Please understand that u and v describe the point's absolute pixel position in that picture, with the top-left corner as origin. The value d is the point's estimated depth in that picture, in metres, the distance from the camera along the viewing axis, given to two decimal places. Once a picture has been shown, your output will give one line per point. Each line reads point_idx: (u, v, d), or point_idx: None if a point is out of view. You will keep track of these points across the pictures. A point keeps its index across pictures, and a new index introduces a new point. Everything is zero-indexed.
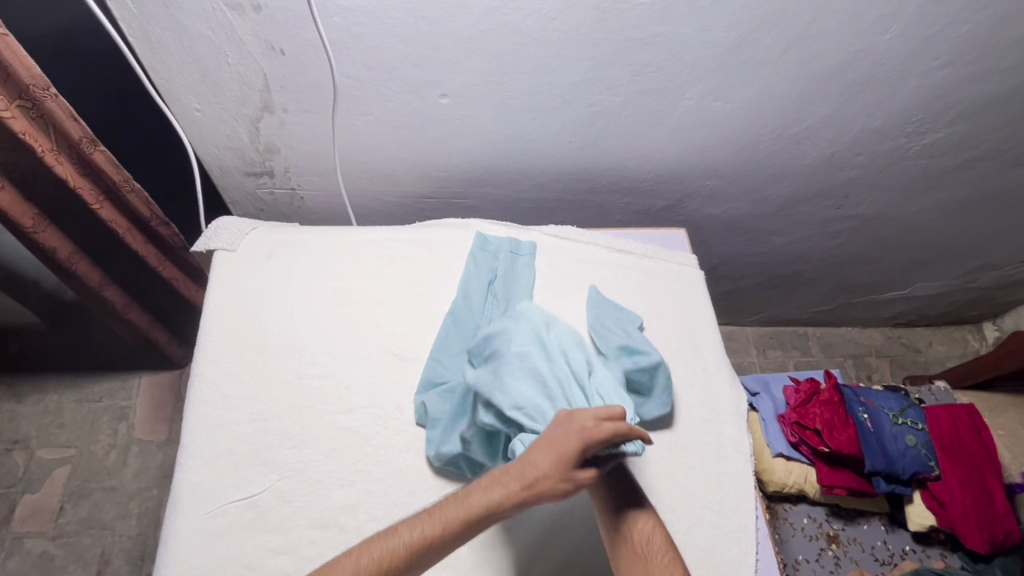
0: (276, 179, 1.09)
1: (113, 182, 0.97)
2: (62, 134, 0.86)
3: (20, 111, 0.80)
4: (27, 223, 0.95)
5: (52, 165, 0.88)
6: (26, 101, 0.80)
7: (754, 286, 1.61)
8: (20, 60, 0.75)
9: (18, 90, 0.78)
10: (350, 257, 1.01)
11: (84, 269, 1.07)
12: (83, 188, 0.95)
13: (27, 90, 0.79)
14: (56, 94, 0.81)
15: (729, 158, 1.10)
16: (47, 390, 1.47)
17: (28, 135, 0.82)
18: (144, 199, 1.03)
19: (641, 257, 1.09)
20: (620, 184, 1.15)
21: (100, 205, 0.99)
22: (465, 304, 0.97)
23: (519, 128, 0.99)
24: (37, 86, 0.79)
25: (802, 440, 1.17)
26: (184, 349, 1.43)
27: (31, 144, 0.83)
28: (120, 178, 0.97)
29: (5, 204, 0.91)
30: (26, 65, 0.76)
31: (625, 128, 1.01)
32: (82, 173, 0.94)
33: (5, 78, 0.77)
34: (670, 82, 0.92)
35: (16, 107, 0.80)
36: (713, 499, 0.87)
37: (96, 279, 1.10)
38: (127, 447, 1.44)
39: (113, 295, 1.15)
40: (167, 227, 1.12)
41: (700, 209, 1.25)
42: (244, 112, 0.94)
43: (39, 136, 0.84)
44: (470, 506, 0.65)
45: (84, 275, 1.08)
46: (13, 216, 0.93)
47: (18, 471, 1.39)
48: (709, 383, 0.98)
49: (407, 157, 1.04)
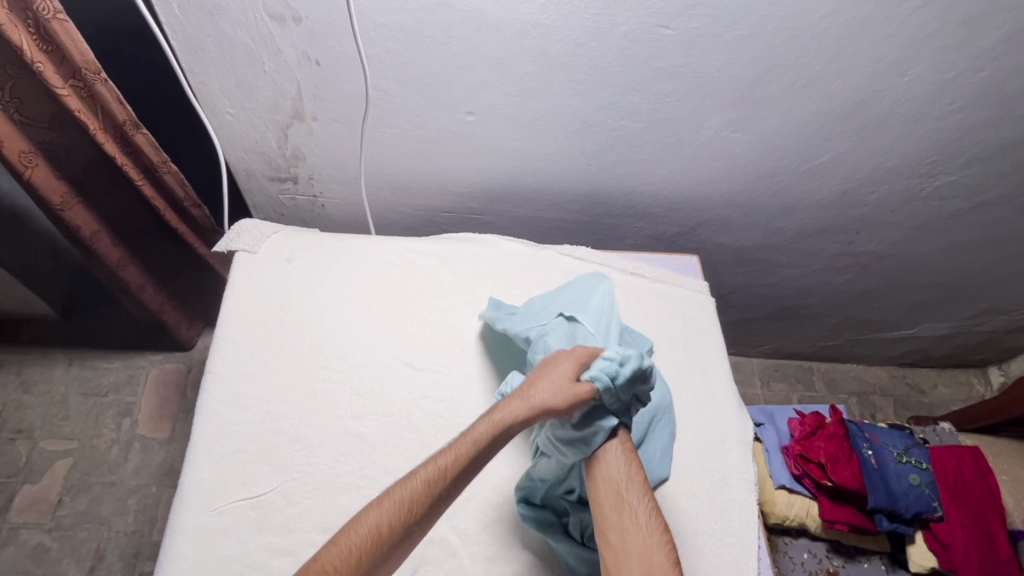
0: (300, 185, 1.11)
1: (154, 164, 0.98)
2: (109, 113, 0.89)
3: (73, 89, 0.83)
4: (57, 201, 0.98)
5: (102, 144, 0.91)
6: (80, 82, 0.83)
7: (761, 318, 1.62)
8: (77, 45, 0.78)
9: (73, 71, 0.81)
10: (368, 265, 1.03)
11: (106, 246, 1.09)
12: (128, 166, 0.97)
13: (80, 72, 0.81)
14: (106, 79, 0.83)
15: (744, 189, 1.12)
16: (54, 381, 1.48)
17: (81, 114, 0.86)
18: (180, 179, 1.04)
19: (653, 281, 1.10)
20: (635, 208, 1.17)
21: (142, 182, 1.01)
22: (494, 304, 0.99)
23: (541, 148, 1.01)
24: (89, 70, 0.81)
25: (805, 472, 1.17)
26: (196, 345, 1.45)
27: (83, 122, 0.87)
28: (161, 159, 0.98)
29: (40, 180, 0.94)
30: (81, 51, 0.79)
31: (644, 154, 1.03)
32: (126, 151, 0.96)
33: (62, 59, 0.80)
34: (691, 112, 0.95)
35: (71, 86, 0.83)
36: (715, 526, 0.87)
37: (117, 256, 1.12)
38: (130, 443, 1.44)
39: (133, 274, 1.16)
40: (199, 208, 1.12)
41: (712, 238, 1.27)
42: (275, 118, 0.97)
43: (89, 115, 0.87)
44: (473, 438, 0.69)
45: (107, 253, 1.10)
46: (46, 193, 0.96)
47: (20, 461, 1.40)
48: (716, 410, 0.98)
49: (429, 170, 1.06)
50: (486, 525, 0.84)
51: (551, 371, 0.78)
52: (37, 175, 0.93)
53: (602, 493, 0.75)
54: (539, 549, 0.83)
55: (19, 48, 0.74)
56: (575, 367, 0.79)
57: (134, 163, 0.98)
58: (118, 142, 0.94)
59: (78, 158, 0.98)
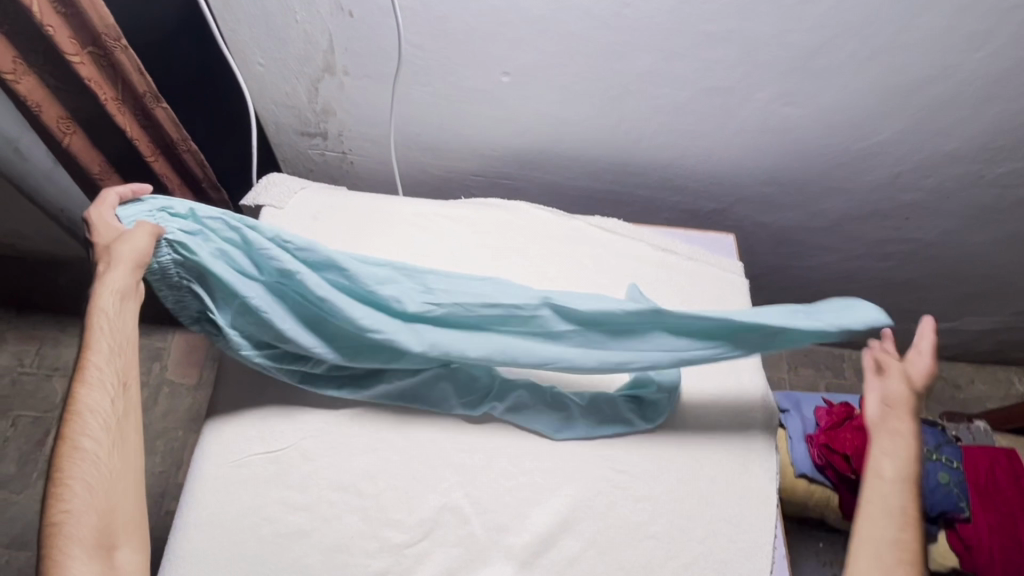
0: (329, 141, 1.09)
1: (171, 142, 1.00)
2: (127, 86, 0.88)
3: (89, 57, 0.82)
4: (95, 170, 1.00)
5: (114, 115, 0.90)
6: (97, 49, 0.82)
7: (794, 300, 1.56)
8: (98, 11, 0.76)
9: (91, 39, 0.80)
10: (396, 225, 1.01)
11: None
12: (141, 140, 0.97)
13: (99, 39, 0.80)
14: (125, 47, 0.82)
15: (788, 167, 1.07)
16: (89, 323, 1.52)
17: (93, 83, 0.84)
18: (199, 160, 1.06)
19: (684, 258, 1.06)
20: (671, 182, 1.13)
21: (155, 158, 1.02)
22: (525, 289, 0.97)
23: (578, 114, 0.97)
24: (108, 37, 0.80)
25: (828, 463, 1.14)
26: None
27: (95, 92, 0.85)
28: (179, 138, 0.99)
29: (76, 149, 0.95)
30: (101, 18, 0.77)
31: (685, 125, 0.98)
32: (141, 125, 0.96)
33: (80, 25, 0.78)
34: (739, 82, 0.89)
35: (87, 53, 0.81)
36: (733, 512, 0.86)
37: None
38: (159, 387, 1.48)
39: None
40: (216, 191, 1.16)
41: (751, 216, 1.22)
42: (306, 71, 0.94)
43: (104, 84, 0.86)
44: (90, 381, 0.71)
45: None
46: (83, 161, 0.98)
47: (56, 396, 1.45)
48: (741, 395, 0.95)
49: (461, 132, 1.03)
50: (501, 495, 0.84)
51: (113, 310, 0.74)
52: (71, 142, 0.94)
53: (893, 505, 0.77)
54: (550, 523, 0.82)
55: (31, 9, 0.72)
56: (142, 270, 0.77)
57: (150, 138, 0.99)
58: (135, 116, 0.94)
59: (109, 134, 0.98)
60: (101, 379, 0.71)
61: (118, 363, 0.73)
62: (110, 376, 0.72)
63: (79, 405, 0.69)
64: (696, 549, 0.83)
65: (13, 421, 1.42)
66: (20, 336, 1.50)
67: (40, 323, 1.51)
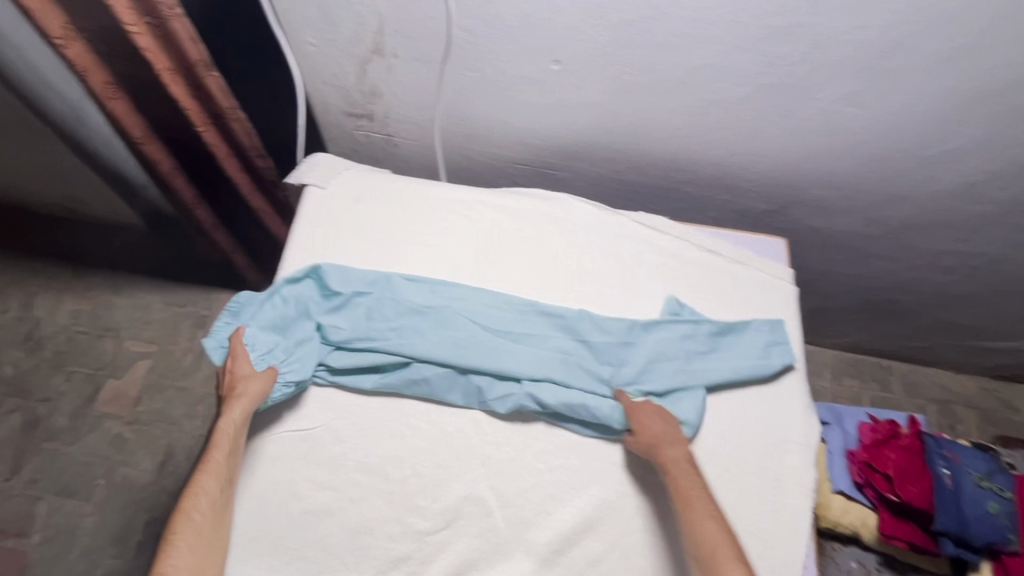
0: (375, 123, 1.09)
1: (220, 111, 1.01)
2: (181, 55, 0.90)
3: (146, 27, 0.84)
4: (137, 133, 1.01)
5: (166, 83, 0.91)
6: (153, 19, 0.83)
7: (843, 308, 1.50)
8: None
9: (147, 8, 0.82)
10: (436, 212, 1.00)
11: (180, 184, 1.13)
12: (192, 110, 0.98)
13: (155, 8, 0.82)
14: (180, 16, 0.84)
15: (849, 171, 1.01)
16: (140, 288, 1.58)
17: (148, 52, 0.86)
18: (246, 129, 1.07)
19: (730, 261, 1.02)
20: (722, 180, 1.09)
21: (205, 128, 1.03)
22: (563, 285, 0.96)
23: (628, 107, 0.94)
24: (164, 6, 0.81)
25: (868, 482, 1.10)
26: (260, 275, 1.48)
27: (150, 60, 0.87)
28: (228, 106, 1.01)
29: (120, 113, 0.97)
30: None
31: (741, 122, 0.94)
32: (193, 96, 0.97)
33: None
34: (803, 79, 0.84)
35: (144, 23, 0.83)
36: (764, 527, 0.84)
37: (190, 196, 1.17)
38: (202, 353, 1.53)
39: (203, 215, 1.22)
40: (262, 160, 1.16)
41: (804, 219, 1.17)
42: (355, 52, 0.94)
43: (159, 53, 0.88)
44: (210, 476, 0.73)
45: (180, 190, 1.14)
46: (126, 125, 0.99)
47: (107, 355, 1.52)
48: (781, 407, 0.92)
49: (507, 120, 1.01)
50: (526, 490, 0.83)
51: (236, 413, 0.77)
52: (117, 107, 0.96)
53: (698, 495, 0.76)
54: (573, 523, 0.81)
55: None
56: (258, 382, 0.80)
57: (200, 108, 1.00)
58: (187, 86, 0.96)
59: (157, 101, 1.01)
60: (219, 467, 0.74)
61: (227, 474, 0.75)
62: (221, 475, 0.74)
63: (198, 486, 0.72)
64: None
65: (66, 376, 1.49)
66: (75, 296, 1.56)
67: (94, 285, 1.58)
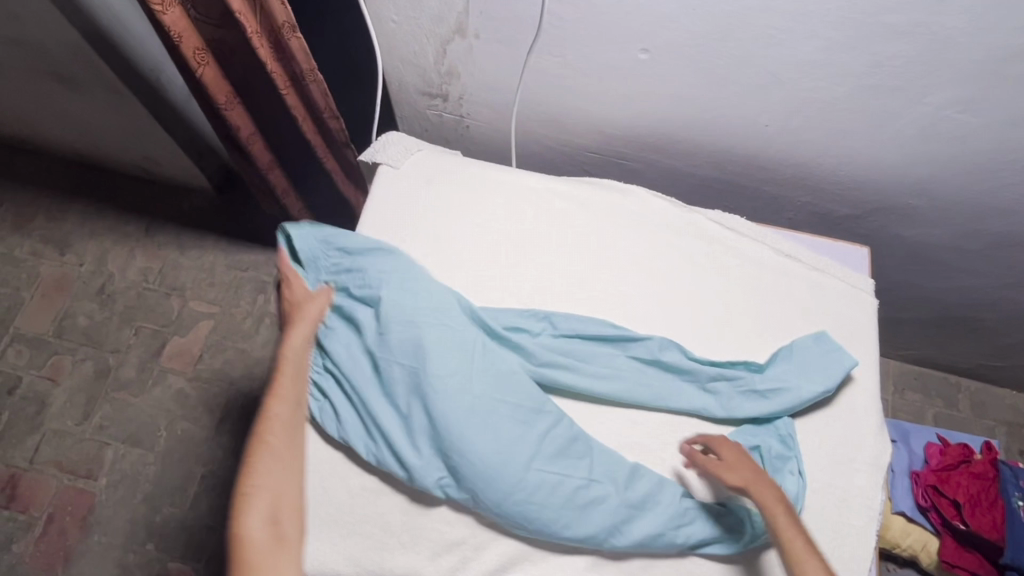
0: (449, 104, 1.08)
1: (300, 73, 1.00)
2: (268, 16, 0.89)
3: None
4: (221, 99, 1.01)
5: (255, 46, 0.91)
6: None
7: (916, 320, 1.42)
8: None
9: None
10: (508, 197, 0.99)
11: (257, 148, 1.14)
12: (276, 72, 0.98)
13: None
14: None
15: (948, 181, 0.95)
16: (206, 249, 1.62)
17: (241, 14, 0.86)
18: (323, 90, 1.04)
19: (808, 267, 0.97)
20: (805, 181, 1.03)
21: (287, 90, 1.02)
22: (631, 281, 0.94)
23: (714, 100, 0.90)
24: None
25: (933, 506, 1.05)
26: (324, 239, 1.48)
27: (242, 22, 0.87)
28: (308, 68, 0.99)
29: (208, 79, 0.97)
30: None
31: (835, 123, 0.89)
32: (276, 58, 0.97)
33: None
34: (912, 82, 0.79)
35: None
36: (826, 547, 0.81)
37: (266, 160, 1.18)
38: (262, 317, 1.57)
39: (276, 179, 1.23)
40: (338, 122, 1.14)
41: (889, 227, 1.10)
42: (437, 31, 0.92)
43: (249, 15, 0.88)
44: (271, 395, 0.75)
45: (257, 155, 1.15)
46: (213, 91, 0.99)
47: (173, 313, 1.57)
48: (853, 424, 0.88)
49: (585, 108, 0.98)
50: None
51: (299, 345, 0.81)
52: (206, 73, 0.96)
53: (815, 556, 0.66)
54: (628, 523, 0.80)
55: None
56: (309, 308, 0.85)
57: (282, 70, 0.99)
58: (271, 48, 0.95)
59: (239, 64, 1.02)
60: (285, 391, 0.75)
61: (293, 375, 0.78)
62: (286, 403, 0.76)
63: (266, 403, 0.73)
64: None
65: (134, 330, 1.54)
66: (145, 254, 1.61)
67: (162, 244, 1.62)
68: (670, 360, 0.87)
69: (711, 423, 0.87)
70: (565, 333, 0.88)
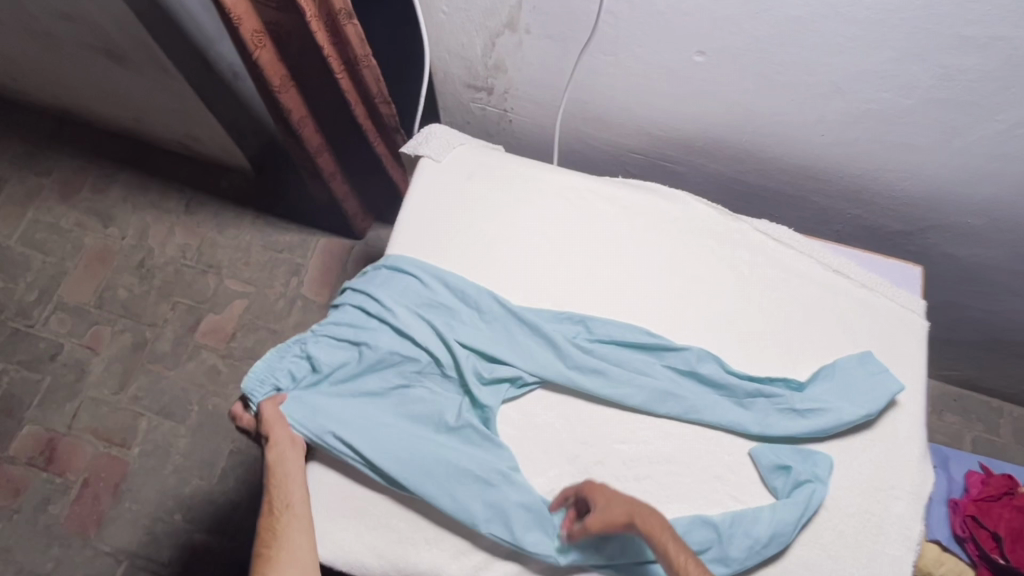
0: (493, 97, 1.06)
1: (356, 59, 0.99)
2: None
3: None
4: (277, 82, 1.01)
5: (312, 31, 0.91)
6: None
7: (962, 341, 1.37)
8: None
9: None
10: (549, 197, 0.97)
11: (308, 132, 1.13)
12: (331, 57, 0.97)
13: None
14: None
15: (1013, 202, 0.90)
16: (243, 228, 1.64)
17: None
18: (376, 76, 1.03)
19: (857, 284, 0.94)
20: (857, 194, 1.00)
21: (340, 75, 1.01)
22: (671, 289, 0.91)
23: (769, 107, 0.87)
24: None
25: (971, 536, 1.02)
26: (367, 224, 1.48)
27: (301, 6, 0.87)
28: (362, 54, 0.98)
29: (265, 63, 0.97)
30: None
31: (897, 136, 0.85)
32: (331, 42, 0.97)
33: None
34: (985, 98, 0.75)
35: None
36: (858, 574, 0.79)
37: (315, 144, 1.17)
38: (295, 299, 1.59)
39: (325, 162, 1.22)
40: (388, 108, 1.12)
41: (944, 246, 1.06)
42: (486, 24, 0.90)
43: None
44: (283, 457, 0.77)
45: (308, 138, 1.15)
46: (269, 75, 0.99)
47: (209, 290, 1.59)
48: (894, 449, 0.85)
49: (633, 108, 0.96)
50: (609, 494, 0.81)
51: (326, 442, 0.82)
52: (263, 57, 0.96)
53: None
54: None
55: None
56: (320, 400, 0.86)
57: (337, 54, 0.99)
58: (327, 32, 0.95)
59: (296, 47, 1.02)
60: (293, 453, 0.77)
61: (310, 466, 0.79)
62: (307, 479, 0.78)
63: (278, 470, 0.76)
64: None
65: (172, 305, 1.58)
66: (184, 230, 1.64)
67: (201, 222, 1.65)
68: (708, 372, 0.86)
69: (746, 439, 0.84)
70: (605, 339, 0.88)
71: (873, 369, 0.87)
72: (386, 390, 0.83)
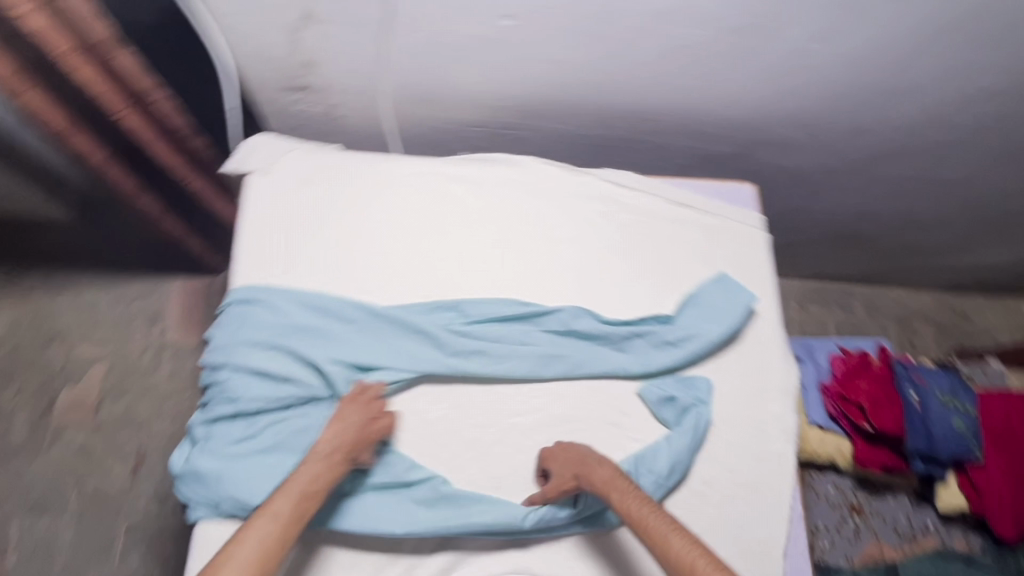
0: (314, 95, 1.01)
1: (135, 89, 0.94)
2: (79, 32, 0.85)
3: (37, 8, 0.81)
4: (58, 124, 0.96)
5: (69, 66, 0.87)
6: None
7: (808, 241, 1.51)
8: None
9: None
10: (394, 188, 0.93)
11: (115, 175, 1.06)
12: (106, 91, 0.92)
13: None
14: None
15: (815, 109, 0.98)
16: (80, 287, 1.47)
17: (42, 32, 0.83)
18: (168, 104, 0.97)
19: (701, 212, 1.00)
20: (686, 128, 1.05)
21: (124, 111, 0.95)
22: (533, 254, 0.92)
23: (586, 60, 0.89)
24: None
25: (842, 413, 1.14)
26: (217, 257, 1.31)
27: (46, 40, 0.84)
28: (140, 83, 0.93)
29: (36, 104, 0.93)
30: None
31: (705, 67, 0.89)
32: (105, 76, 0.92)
33: None
34: (768, 18, 0.80)
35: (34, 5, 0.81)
36: (752, 477, 0.85)
37: (129, 188, 1.08)
38: (161, 349, 1.46)
39: (147, 206, 1.11)
40: (196, 138, 1.04)
41: (770, 160, 1.15)
42: (282, 20, 0.84)
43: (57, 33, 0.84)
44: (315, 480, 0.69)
45: (115, 181, 1.06)
46: (44, 117, 0.94)
47: (57, 364, 1.42)
48: (760, 355, 0.93)
49: (458, 82, 0.94)
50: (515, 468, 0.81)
51: (317, 467, 0.70)
52: (32, 98, 0.92)
53: (665, 526, 0.65)
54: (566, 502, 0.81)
55: None
56: (364, 433, 0.75)
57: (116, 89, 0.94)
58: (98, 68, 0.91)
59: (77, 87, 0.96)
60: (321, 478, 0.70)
61: (306, 505, 0.67)
62: (296, 514, 0.66)
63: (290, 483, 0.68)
64: (715, 515, 0.82)
65: (15, 391, 1.39)
66: (9, 304, 1.44)
67: (28, 291, 1.46)
68: (584, 327, 0.88)
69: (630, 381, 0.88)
70: (478, 318, 0.87)
71: (726, 287, 0.93)
72: (267, 426, 0.78)
